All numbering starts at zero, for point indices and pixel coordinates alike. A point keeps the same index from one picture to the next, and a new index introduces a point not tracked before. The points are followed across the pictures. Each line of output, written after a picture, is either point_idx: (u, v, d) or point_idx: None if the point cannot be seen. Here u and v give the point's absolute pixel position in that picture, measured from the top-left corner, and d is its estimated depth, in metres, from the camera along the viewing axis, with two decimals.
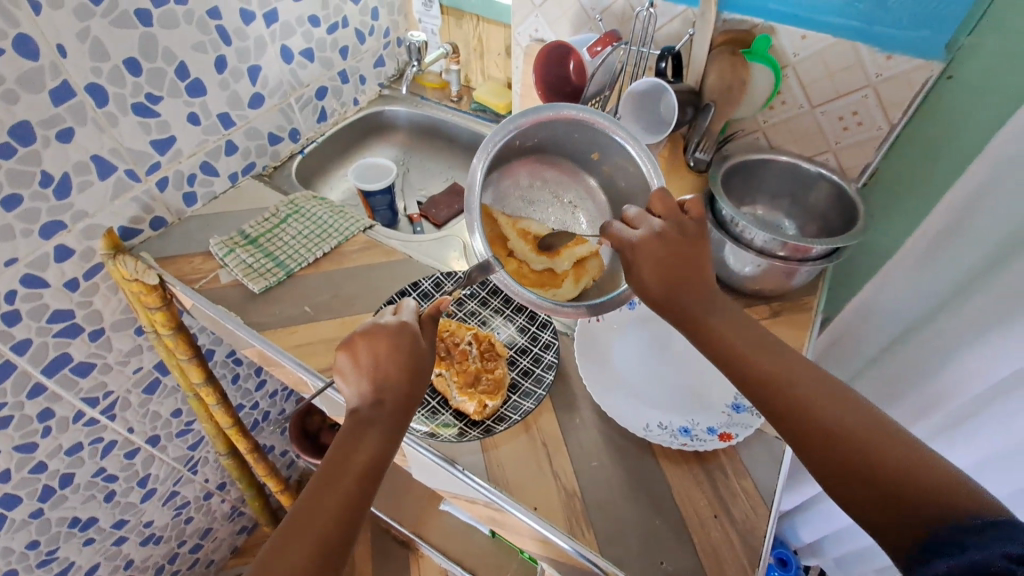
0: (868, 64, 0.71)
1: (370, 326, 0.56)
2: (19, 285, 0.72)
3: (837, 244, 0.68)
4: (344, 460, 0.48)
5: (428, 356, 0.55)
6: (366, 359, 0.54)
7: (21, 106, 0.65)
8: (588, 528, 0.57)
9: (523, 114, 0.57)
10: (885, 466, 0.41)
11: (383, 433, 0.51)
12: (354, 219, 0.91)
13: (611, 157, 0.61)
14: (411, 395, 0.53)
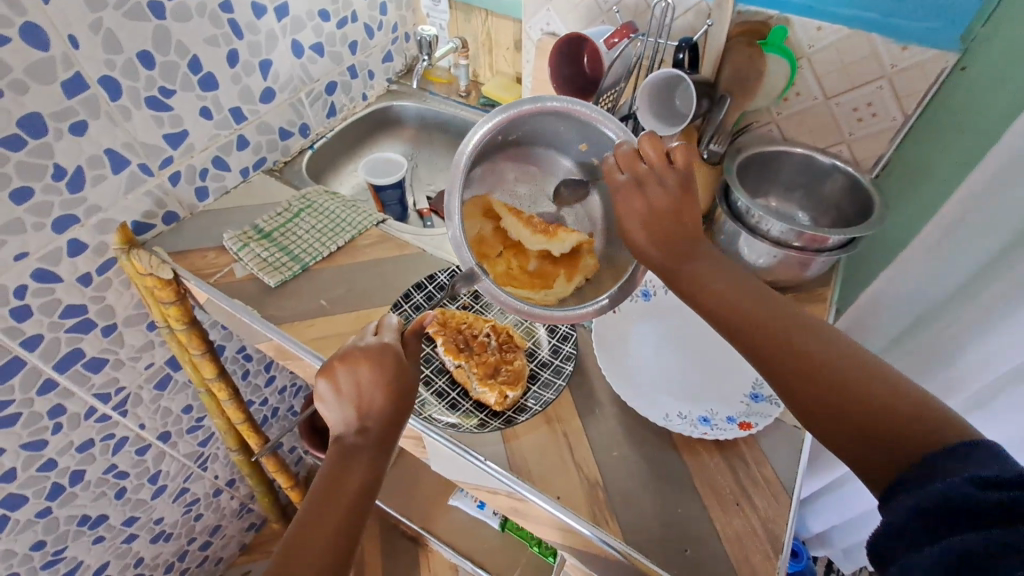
0: (883, 55, 0.71)
1: (346, 350, 0.56)
2: (31, 280, 0.72)
3: (853, 234, 0.69)
4: (335, 486, 0.48)
5: (413, 379, 0.56)
6: (349, 384, 0.55)
7: (32, 97, 0.64)
8: (611, 517, 0.57)
9: (505, 110, 0.55)
10: (863, 405, 0.42)
11: (373, 455, 0.51)
12: (367, 212, 0.91)
13: (598, 148, 0.59)
14: (398, 418, 0.54)
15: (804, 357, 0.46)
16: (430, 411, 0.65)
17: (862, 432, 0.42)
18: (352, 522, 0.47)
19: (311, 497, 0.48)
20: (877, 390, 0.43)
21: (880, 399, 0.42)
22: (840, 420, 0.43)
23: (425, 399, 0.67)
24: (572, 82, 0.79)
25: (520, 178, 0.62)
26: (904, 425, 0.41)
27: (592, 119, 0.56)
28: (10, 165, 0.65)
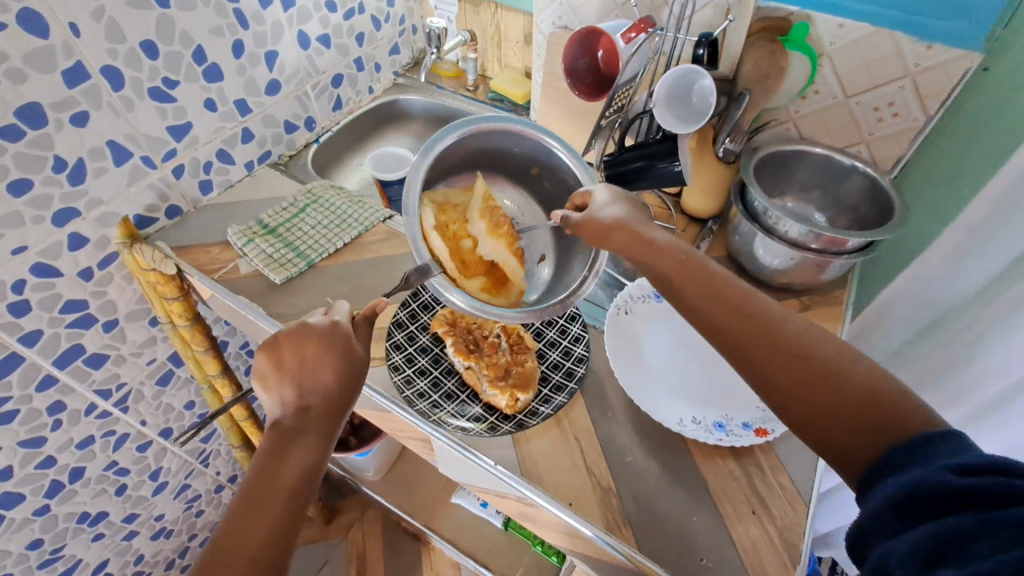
0: (907, 53, 0.70)
1: (296, 328, 0.55)
2: (30, 274, 0.70)
3: (873, 237, 0.67)
4: (277, 466, 0.47)
5: (363, 360, 0.55)
6: (292, 361, 0.53)
7: (30, 86, 0.62)
8: (624, 524, 0.56)
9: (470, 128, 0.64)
10: (844, 401, 0.44)
11: (317, 437, 0.50)
12: (374, 208, 0.90)
13: (549, 171, 0.68)
14: (343, 401, 0.53)
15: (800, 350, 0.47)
16: (441, 413, 0.64)
17: (846, 422, 0.43)
18: (296, 502, 0.46)
19: (249, 478, 0.46)
20: (871, 387, 0.44)
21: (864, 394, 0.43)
22: (824, 414, 0.44)
23: (435, 401, 0.65)
24: (586, 75, 0.77)
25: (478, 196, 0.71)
26: (889, 423, 0.42)
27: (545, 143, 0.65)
28: (8, 156, 0.63)
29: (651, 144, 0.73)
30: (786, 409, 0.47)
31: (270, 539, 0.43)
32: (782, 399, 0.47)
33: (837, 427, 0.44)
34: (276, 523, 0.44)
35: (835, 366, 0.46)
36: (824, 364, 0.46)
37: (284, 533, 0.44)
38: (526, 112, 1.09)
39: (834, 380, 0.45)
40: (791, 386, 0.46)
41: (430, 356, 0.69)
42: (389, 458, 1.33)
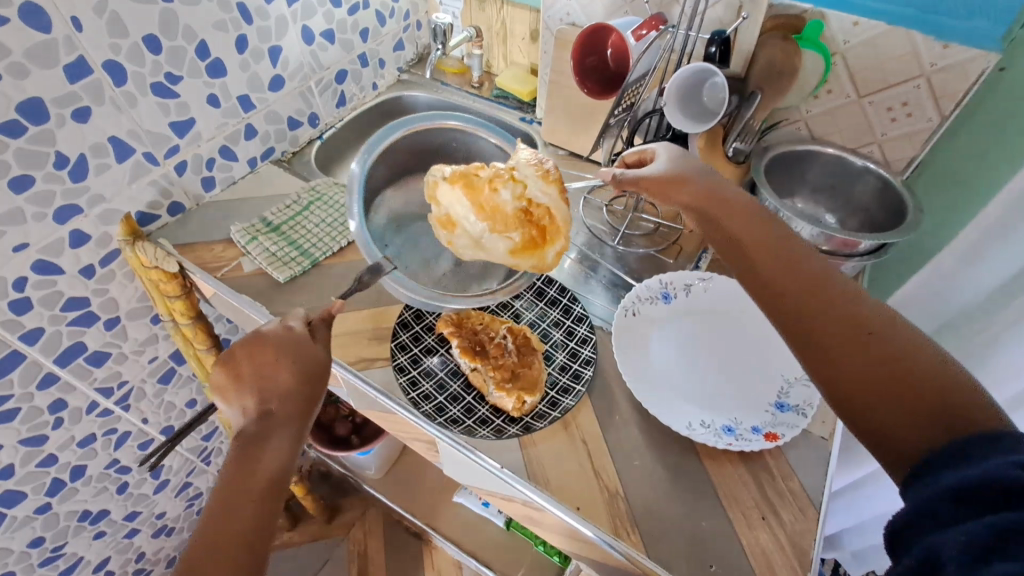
0: (922, 53, 0.69)
1: (248, 338, 0.54)
2: (31, 272, 0.69)
3: (886, 239, 0.66)
4: (245, 476, 0.46)
5: (325, 359, 0.55)
6: (250, 370, 0.53)
7: (31, 81, 0.61)
8: (633, 529, 0.55)
9: (404, 129, 0.81)
10: (892, 378, 0.44)
11: (285, 440, 0.50)
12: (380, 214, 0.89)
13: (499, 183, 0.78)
14: (305, 401, 0.53)
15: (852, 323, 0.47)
16: (447, 415, 0.63)
17: (893, 399, 0.43)
18: (268, 505, 0.46)
19: (218, 493, 0.46)
20: (924, 370, 0.43)
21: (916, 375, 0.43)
22: (878, 392, 0.44)
23: (440, 403, 0.65)
24: (595, 73, 0.75)
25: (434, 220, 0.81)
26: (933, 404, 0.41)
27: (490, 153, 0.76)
28: (9, 152, 0.62)
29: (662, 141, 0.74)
30: (835, 386, 0.46)
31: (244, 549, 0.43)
32: (830, 375, 0.47)
33: (889, 406, 0.43)
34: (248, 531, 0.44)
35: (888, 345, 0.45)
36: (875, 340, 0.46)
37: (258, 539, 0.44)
38: (532, 110, 1.08)
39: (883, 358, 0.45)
40: (847, 365, 0.46)
41: (436, 357, 0.69)
42: (391, 456, 1.32)
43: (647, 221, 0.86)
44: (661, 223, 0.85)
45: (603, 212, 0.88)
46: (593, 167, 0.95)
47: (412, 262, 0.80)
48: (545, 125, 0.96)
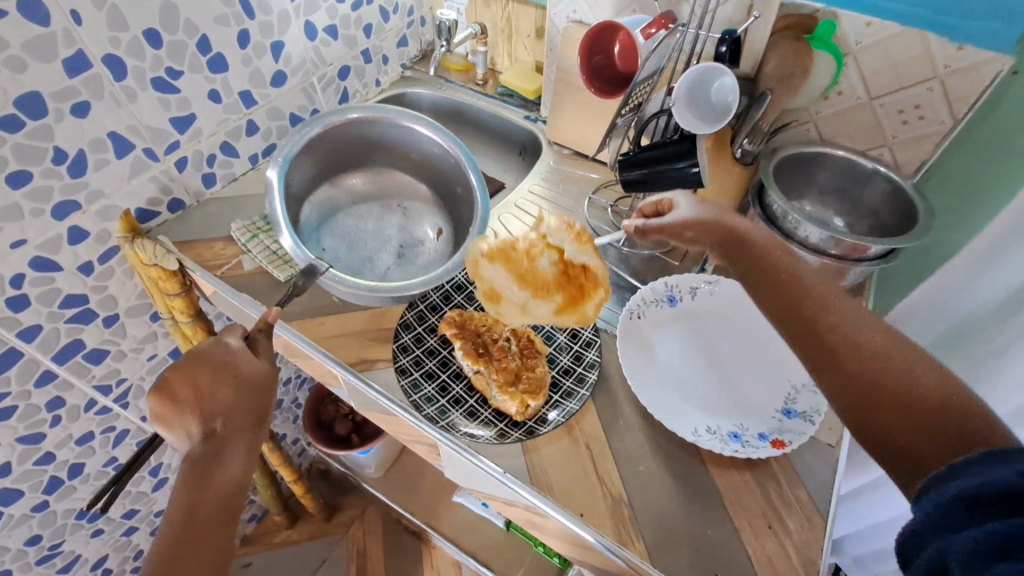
0: (936, 55, 0.67)
1: (184, 360, 0.56)
2: (29, 268, 0.68)
3: (896, 245, 0.65)
4: (201, 495, 0.52)
5: (268, 374, 0.58)
6: (188, 391, 0.55)
7: (29, 75, 0.60)
8: (637, 537, 0.55)
9: (321, 124, 0.80)
10: (895, 393, 0.46)
11: (236, 455, 0.56)
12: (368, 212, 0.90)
13: (455, 176, 0.85)
14: (249, 415, 0.57)
15: (862, 343, 0.50)
16: (449, 419, 0.62)
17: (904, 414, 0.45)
18: (225, 513, 0.53)
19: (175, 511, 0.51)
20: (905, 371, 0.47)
21: (919, 391, 0.45)
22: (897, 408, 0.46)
23: (442, 406, 0.64)
24: (601, 73, 0.75)
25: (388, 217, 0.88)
26: (931, 415, 0.44)
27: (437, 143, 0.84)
28: (6, 147, 0.61)
29: (670, 143, 0.69)
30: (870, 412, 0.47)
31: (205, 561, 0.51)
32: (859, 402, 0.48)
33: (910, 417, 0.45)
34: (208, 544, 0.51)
35: (894, 362, 0.48)
36: (880, 357, 0.49)
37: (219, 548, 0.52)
38: (537, 108, 1.06)
39: (887, 375, 0.47)
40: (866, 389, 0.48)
41: (438, 359, 0.68)
42: (391, 455, 1.31)
43: None
44: None
45: (609, 212, 0.87)
46: (598, 167, 0.95)
47: (353, 262, 0.82)
48: (550, 124, 0.95)
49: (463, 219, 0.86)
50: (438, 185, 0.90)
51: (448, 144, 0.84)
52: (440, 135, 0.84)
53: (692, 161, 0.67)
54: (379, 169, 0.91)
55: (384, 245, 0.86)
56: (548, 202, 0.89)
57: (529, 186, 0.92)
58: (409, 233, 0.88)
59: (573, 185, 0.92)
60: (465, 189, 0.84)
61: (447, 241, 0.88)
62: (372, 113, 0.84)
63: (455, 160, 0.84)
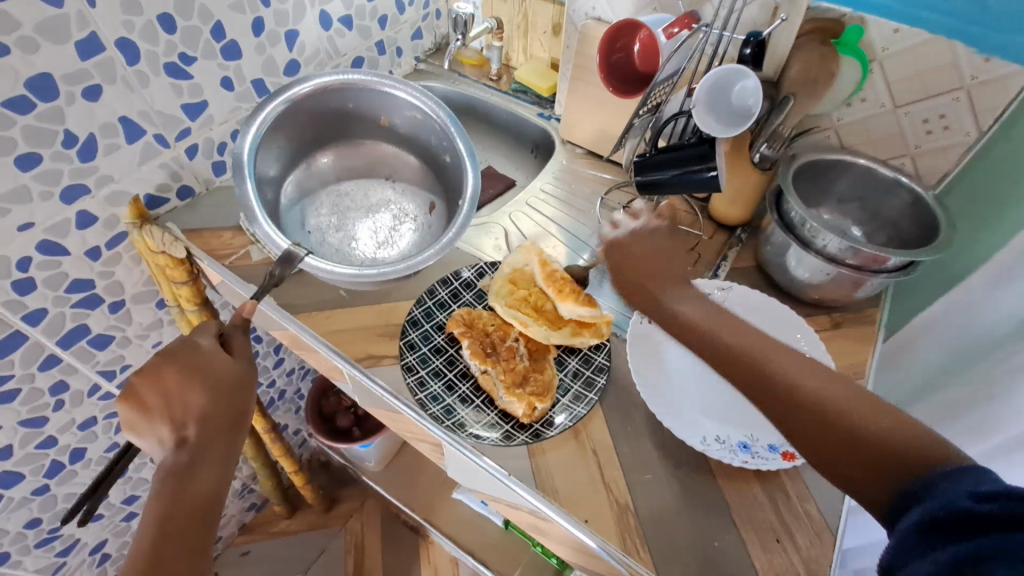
0: (964, 65, 0.66)
1: (149, 368, 0.57)
2: (36, 252, 0.68)
3: (915, 256, 0.64)
4: (176, 499, 0.52)
5: (236, 372, 0.58)
6: (157, 397, 0.57)
7: (42, 57, 0.59)
8: (642, 546, 0.54)
9: (284, 99, 0.77)
10: (838, 432, 0.48)
11: (212, 458, 0.56)
12: (362, 191, 0.88)
13: (444, 148, 0.84)
14: (224, 414, 0.57)
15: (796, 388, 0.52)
16: (455, 418, 0.62)
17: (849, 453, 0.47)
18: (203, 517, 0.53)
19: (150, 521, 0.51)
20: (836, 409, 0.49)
21: (860, 426, 0.47)
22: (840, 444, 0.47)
23: (449, 405, 0.63)
24: (620, 71, 0.73)
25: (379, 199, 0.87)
26: (882, 451, 0.45)
27: (424, 108, 0.83)
28: (17, 129, 0.60)
29: (687, 147, 0.68)
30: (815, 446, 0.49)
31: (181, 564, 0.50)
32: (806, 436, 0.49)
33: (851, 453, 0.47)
34: (184, 549, 0.51)
35: (830, 401, 0.50)
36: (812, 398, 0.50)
37: (196, 551, 0.52)
38: (550, 106, 1.05)
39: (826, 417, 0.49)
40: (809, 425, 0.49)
41: (444, 357, 0.67)
42: (391, 449, 1.31)
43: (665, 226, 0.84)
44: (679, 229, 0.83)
45: (621, 214, 0.86)
46: (611, 168, 0.94)
47: (341, 242, 0.81)
48: (565, 123, 0.94)
49: (453, 187, 0.85)
50: (426, 155, 0.88)
51: (431, 108, 0.82)
52: (421, 99, 0.82)
53: (712, 162, 0.66)
54: (360, 142, 0.90)
55: (374, 220, 0.85)
56: (559, 201, 0.88)
57: (540, 184, 0.90)
58: (399, 207, 0.88)
59: (585, 185, 0.91)
60: (454, 157, 0.83)
61: (439, 212, 0.87)
62: (340, 80, 0.81)
63: (441, 127, 0.83)
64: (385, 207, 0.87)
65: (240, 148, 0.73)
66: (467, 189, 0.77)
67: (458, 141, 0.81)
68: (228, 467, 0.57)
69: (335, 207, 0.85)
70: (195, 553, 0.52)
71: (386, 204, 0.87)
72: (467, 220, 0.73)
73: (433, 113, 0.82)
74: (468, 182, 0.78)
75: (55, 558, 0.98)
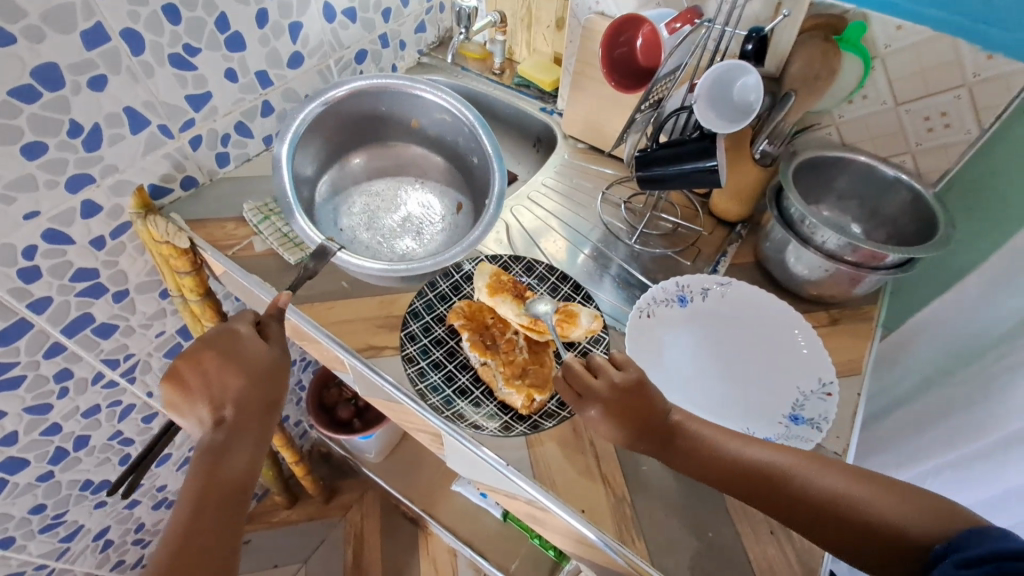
0: (967, 62, 0.66)
1: (191, 350, 0.58)
2: (41, 240, 0.68)
3: (914, 254, 0.64)
4: (210, 480, 0.51)
5: (275, 359, 0.59)
6: (198, 378, 0.57)
7: (48, 46, 0.60)
8: (638, 536, 0.55)
9: (321, 102, 0.80)
10: (845, 519, 0.46)
11: (248, 443, 0.55)
12: (393, 190, 0.89)
13: (473, 148, 0.85)
14: (258, 400, 0.57)
15: (798, 486, 0.48)
16: (454, 409, 0.62)
17: (858, 539, 0.46)
18: (235, 502, 0.52)
19: (183, 500, 0.50)
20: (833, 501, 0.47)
21: (873, 516, 0.46)
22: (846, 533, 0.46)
23: (448, 396, 0.64)
24: (622, 66, 0.73)
25: (409, 198, 0.89)
26: (904, 541, 0.45)
27: (453, 107, 0.84)
28: (22, 117, 0.61)
29: (689, 142, 0.68)
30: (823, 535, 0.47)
31: (216, 537, 0.49)
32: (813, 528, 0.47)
33: (861, 537, 0.46)
34: (220, 523, 0.50)
35: (834, 494, 0.47)
36: (814, 494, 0.47)
37: (230, 527, 0.51)
38: (553, 101, 1.05)
39: (837, 515, 0.47)
40: (812, 519, 0.47)
41: (445, 348, 0.67)
42: (392, 441, 1.32)
43: (666, 221, 0.85)
44: (680, 224, 0.84)
45: (622, 209, 0.86)
46: (613, 163, 0.94)
47: (371, 239, 0.82)
48: (567, 117, 0.94)
49: (481, 187, 0.86)
50: (453, 156, 0.90)
51: (459, 109, 0.83)
52: (449, 100, 0.84)
53: (713, 157, 0.65)
54: (390, 144, 0.91)
55: (403, 219, 0.86)
56: (561, 195, 0.88)
57: (542, 179, 0.91)
58: (428, 207, 0.88)
59: (587, 180, 0.91)
60: (481, 157, 0.84)
61: (467, 212, 0.88)
62: (374, 84, 0.83)
63: (469, 128, 0.84)
64: (415, 205, 0.88)
65: (279, 151, 0.77)
66: (494, 187, 0.78)
67: (483, 137, 0.82)
68: (261, 453, 0.56)
69: (366, 205, 0.87)
70: (229, 529, 0.51)
71: (416, 201, 0.88)
72: (493, 217, 0.76)
73: (462, 114, 0.83)
74: (495, 181, 0.79)
75: (58, 544, 0.99)
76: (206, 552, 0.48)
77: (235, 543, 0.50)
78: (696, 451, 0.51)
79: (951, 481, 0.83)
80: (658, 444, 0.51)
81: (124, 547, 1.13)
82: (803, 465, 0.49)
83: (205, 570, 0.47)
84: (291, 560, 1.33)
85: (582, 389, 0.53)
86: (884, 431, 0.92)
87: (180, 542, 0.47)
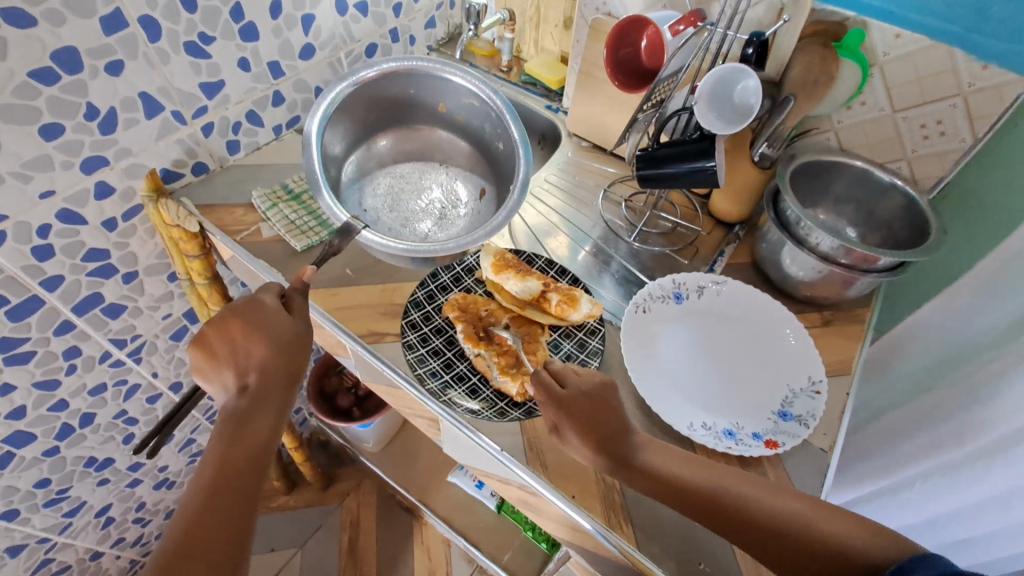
0: (962, 71, 0.67)
1: (219, 319, 0.59)
2: (55, 219, 0.70)
3: (906, 257, 0.66)
4: (233, 445, 0.53)
5: (298, 330, 0.61)
6: (226, 347, 0.59)
7: (68, 29, 0.61)
8: (626, 522, 0.56)
9: (352, 83, 0.81)
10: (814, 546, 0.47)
11: (270, 408, 0.57)
12: (417, 173, 0.92)
13: (500, 135, 0.86)
14: (281, 369, 0.59)
15: (761, 510, 0.49)
16: (451, 395, 0.64)
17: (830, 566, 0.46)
18: (256, 466, 0.54)
19: (207, 464, 0.52)
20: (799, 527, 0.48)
21: (836, 541, 0.47)
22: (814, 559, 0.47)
23: (446, 381, 0.65)
24: (627, 66, 0.75)
25: (432, 182, 0.91)
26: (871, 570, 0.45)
27: (482, 92, 0.84)
28: (41, 99, 0.63)
29: (689, 142, 0.69)
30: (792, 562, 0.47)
31: (241, 497, 0.51)
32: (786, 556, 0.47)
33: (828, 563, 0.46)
34: (243, 484, 0.52)
35: (801, 520, 0.48)
36: (781, 520, 0.48)
37: (253, 488, 0.53)
38: (559, 99, 1.07)
39: (806, 543, 0.47)
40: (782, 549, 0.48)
41: (444, 337, 0.69)
42: (390, 430, 1.34)
43: (665, 220, 0.86)
44: (679, 223, 0.85)
45: (623, 207, 0.88)
46: (615, 162, 0.96)
47: (394, 221, 0.84)
48: (572, 116, 0.96)
49: (505, 173, 0.88)
50: (478, 142, 0.91)
51: (488, 95, 0.84)
52: (477, 84, 0.84)
53: (711, 158, 0.67)
54: (417, 128, 0.93)
55: (425, 202, 0.88)
56: (563, 192, 0.90)
57: (545, 175, 0.93)
58: (451, 192, 0.91)
59: (588, 177, 0.93)
60: (507, 144, 0.85)
61: (489, 198, 0.90)
62: (404, 66, 0.84)
63: (496, 114, 0.84)
64: (438, 189, 0.90)
65: (309, 127, 0.77)
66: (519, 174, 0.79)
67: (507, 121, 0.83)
68: (284, 418, 0.58)
69: (390, 186, 0.89)
70: (250, 491, 0.52)
71: (438, 185, 0.91)
72: (516, 203, 0.76)
73: (490, 101, 0.84)
74: (521, 168, 0.80)
75: (61, 518, 1.01)
76: (226, 515, 0.50)
77: (256, 504, 0.53)
78: (659, 475, 0.52)
79: (939, 483, 0.84)
80: (616, 463, 0.53)
81: (125, 525, 1.15)
82: (759, 490, 0.51)
83: (226, 530, 0.49)
84: (288, 545, 1.35)
85: (550, 397, 0.56)
86: (874, 434, 0.93)
87: (205, 501, 0.50)
